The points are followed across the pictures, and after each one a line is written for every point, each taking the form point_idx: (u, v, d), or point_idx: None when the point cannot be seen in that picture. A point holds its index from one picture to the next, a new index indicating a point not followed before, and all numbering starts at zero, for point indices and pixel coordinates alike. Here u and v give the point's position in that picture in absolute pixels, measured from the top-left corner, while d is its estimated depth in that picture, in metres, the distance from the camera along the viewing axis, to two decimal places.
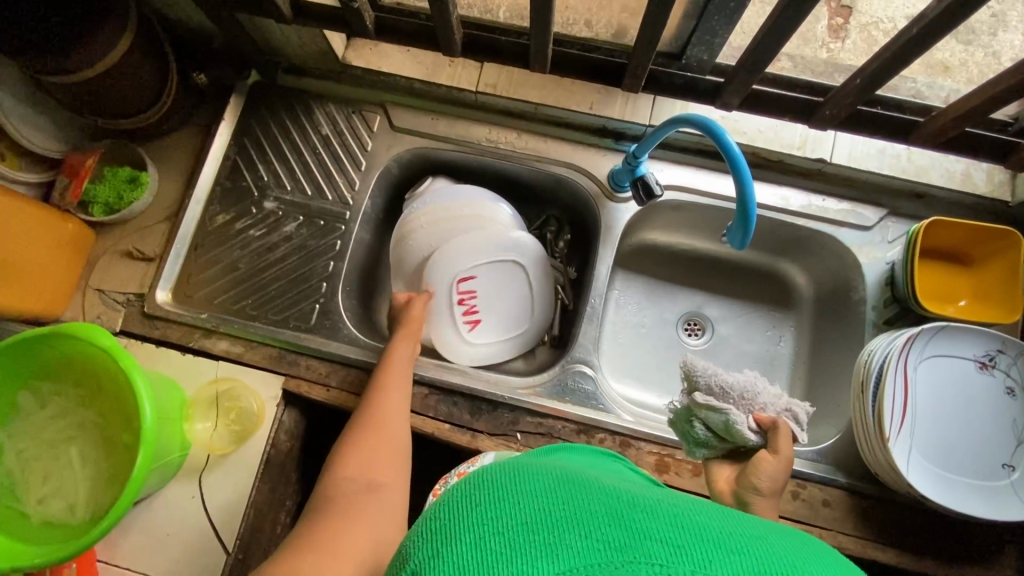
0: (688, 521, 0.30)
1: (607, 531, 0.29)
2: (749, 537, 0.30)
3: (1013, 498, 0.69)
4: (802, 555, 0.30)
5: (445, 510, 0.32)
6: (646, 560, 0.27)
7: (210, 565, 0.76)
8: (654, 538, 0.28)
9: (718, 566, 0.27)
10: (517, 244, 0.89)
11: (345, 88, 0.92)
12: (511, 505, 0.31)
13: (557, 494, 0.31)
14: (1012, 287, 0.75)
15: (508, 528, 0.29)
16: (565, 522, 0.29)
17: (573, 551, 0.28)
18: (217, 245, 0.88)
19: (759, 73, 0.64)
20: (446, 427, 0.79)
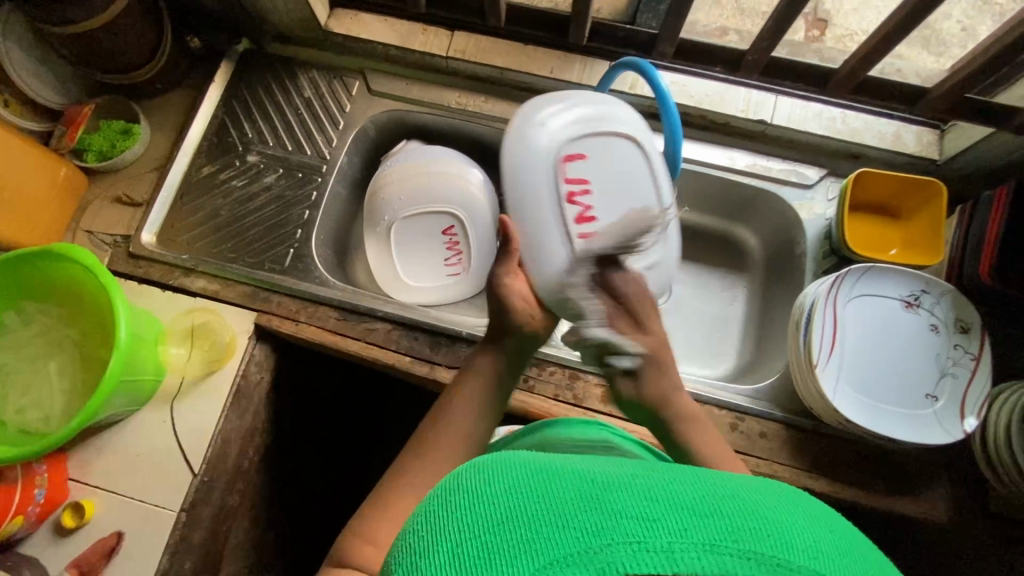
0: (660, 491, 0.32)
1: (584, 518, 0.31)
2: (719, 497, 0.32)
3: (935, 425, 0.73)
4: (773, 503, 0.33)
5: (436, 525, 0.34)
6: (625, 539, 0.30)
7: (177, 483, 0.80)
8: (630, 517, 0.31)
9: (694, 534, 0.30)
10: (478, 199, 0.96)
11: (328, 56, 0.99)
12: (495, 510, 0.33)
13: (536, 492, 0.33)
14: (935, 235, 0.79)
15: (491, 532, 0.32)
16: (545, 519, 0.31)
17: (557, 542, 0.30)
18: (202, 194, 0.94)
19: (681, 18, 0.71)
20: (406, 360, 0.84)
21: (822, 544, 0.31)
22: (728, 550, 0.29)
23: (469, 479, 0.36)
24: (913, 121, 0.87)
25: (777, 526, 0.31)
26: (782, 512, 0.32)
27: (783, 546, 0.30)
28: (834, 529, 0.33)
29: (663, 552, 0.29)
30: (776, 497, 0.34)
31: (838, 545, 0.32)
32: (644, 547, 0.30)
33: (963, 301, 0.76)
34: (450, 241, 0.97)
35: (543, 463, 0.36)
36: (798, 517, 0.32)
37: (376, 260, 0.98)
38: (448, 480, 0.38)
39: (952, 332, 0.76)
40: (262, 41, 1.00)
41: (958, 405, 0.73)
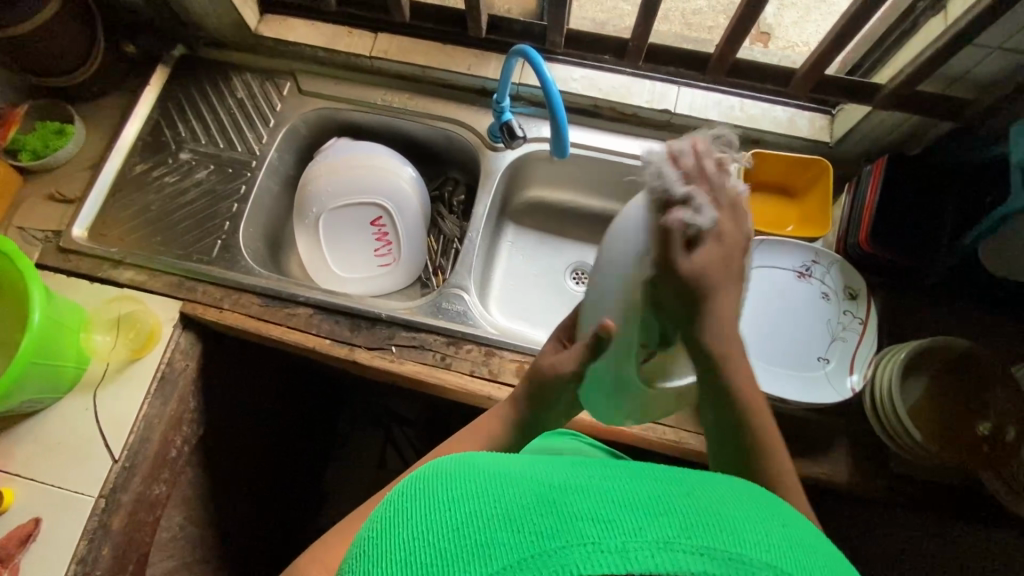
0: (614, 492, 0.32)
1: (540, 521, 0.30)
2: (675, 495, 0.32)
3: (826, 385, 0.76)
4: (733, 502, 0.33)
5: (386, 525, 0.34)
6: (580, 541, 0.29)
7: (96, 469, 0.81)
8: (584, 519, 0.30)
9: (647, 532, 0.29)
10: (405, 191, 0.99)
11: (261, 59, 1.04)
12: (455, 516, 0.32)
13: (493, 495, 0.32)
14: (824, 209, 0.84)
15: (442, 538, 0.31)
16: (499, 522, 0.31)
17: (509, 549, 0.29)
18: (135, 190, 0.97)
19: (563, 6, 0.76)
20: (326, 342, 0.86)
21: (775, 538, 0.31)
22: (682, 547, 0.29)
23: (429, 484, 0.35)
24: (806, 108, 0.93)
25: (730, 520, 0.31)
26: (736, 509, 0.32)
27: (738, 541, 0.30)
28: (792, 525, 0.33)
29: (617, 551, 0.29)
30: (735, 496, 0.34)
31: (794, 540, 0.32)
32: (600, 548, 0.29)
33: (849, 268, 0.80)
34: (379, 231, 1.00)
35: (509, 467, 0.36)
36: (755, 515, 0.32)
37: (308, 253, 1.01)
38: (404, 485, 0.37)
39: (841, 299, 0.80)
40: (198, 47, 1.05)
41: (847, 364, 0.77)
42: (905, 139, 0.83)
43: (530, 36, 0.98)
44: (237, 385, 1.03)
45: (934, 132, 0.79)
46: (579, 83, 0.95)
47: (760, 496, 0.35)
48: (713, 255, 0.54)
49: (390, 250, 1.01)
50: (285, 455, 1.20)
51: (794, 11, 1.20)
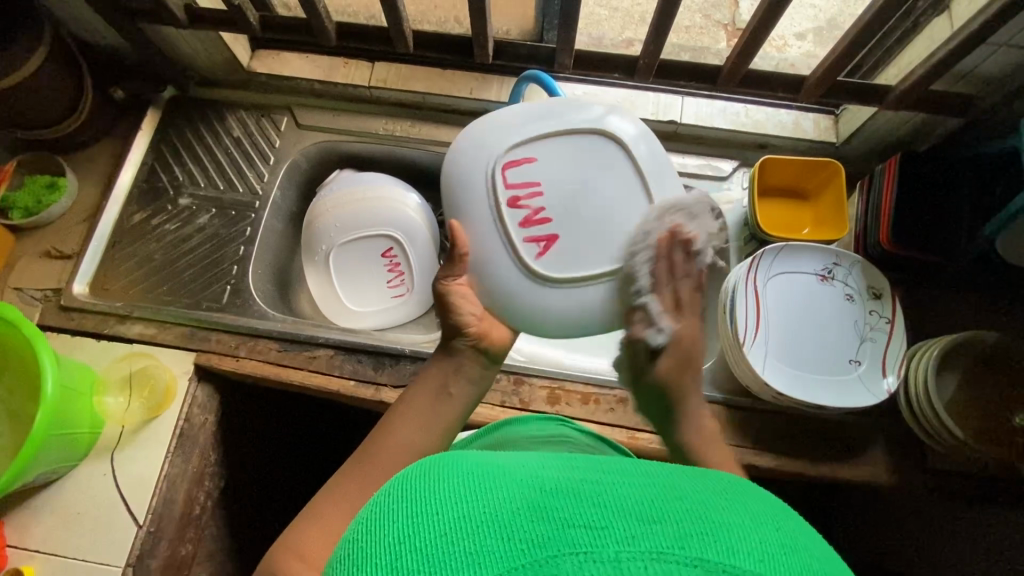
0: (608, 496, 0.29)
1: (529, 529, 0.28)
2: (668, 499, 0.29)
3: (860, 388, 0.76)
4: (725, 506, 0.30)
5: (374, 528, 0.31)
6: (569, 550, 0.26)
7: (120, 538, 0.77)
8: (574, 525, 0.27)
9: (640, 540, 0.26)
10: (414, 219, 0.98)
11: (255, 95, 1.02)
12: (441, 519, 0.29)
13: (480, 498, 0.30)
14: (840, 211, 0.85)
15: (433, 542, 0.28)
16: (485, 527, 0.28)
17: (497, 556, 0.27)
18: (135, 240, 0.94)
19: (571, 29, 0.74)
20: (351, 383, 0.84)
21: (774, 545, 0.28)
22: (675, 556, 0.26)
23: (416, 486, 0.33)
24: (810, 110, 0.93)
25: (725, 527, 0.28)
26: (733, 516, 0.29)
27: (733, 551, 0.27)
28: (796, 533, 0.31)
29: (609, 561, 0.26)
30: (734, 501, 0.31)
31: (799, 550, 0.29)
32: (590, 557, 0.26)
33: (871, 268, 0.80)
34: (390, 262, 0.99)
35: (494, 466, 0.33)
36: (753, 523, 0.29)
37: (318, 290, 0.99)
38: (393, 488, 0.34)
39: (866, 299, 0.80)
40: (188, 86, 1.02)
41: (880, 366, 0.77)
42: (911, 136, 0.84)
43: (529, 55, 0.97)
44: (255, 433, 1.00)
45: (943, 128, 0.80)
46: (583, 100, 0.95)
47: (763, 501, 0.32)
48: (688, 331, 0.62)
49: (402, 280, 0.99)
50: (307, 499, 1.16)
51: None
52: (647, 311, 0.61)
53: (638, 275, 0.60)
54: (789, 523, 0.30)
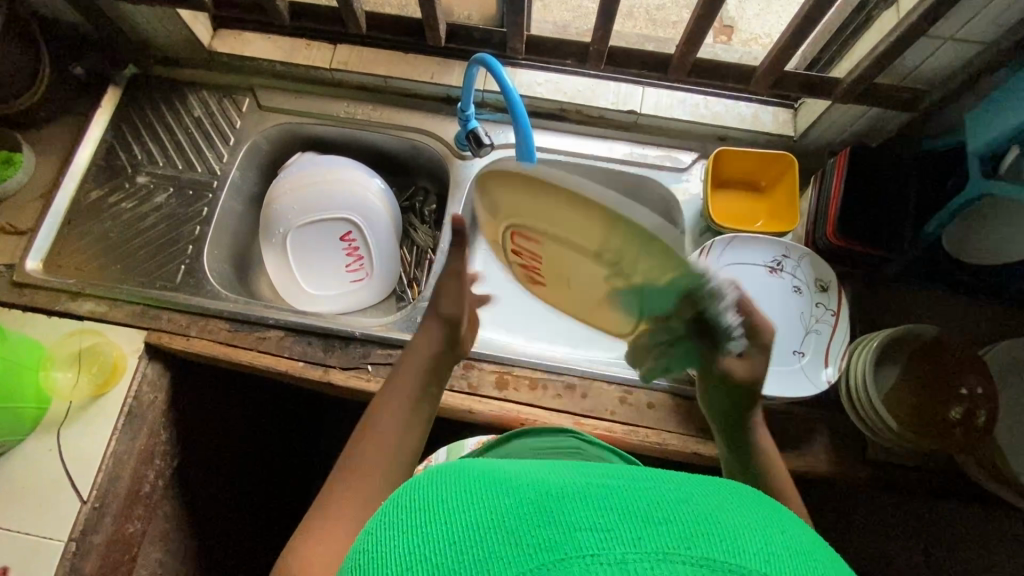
0: (612, 499, 0.29)
1: (538, 534, 0.28)
2: (672, 500, 0.30)
3: (802, 379, 0.77)
4: (726, 506, 0.30)
5: (375, 544, 0.32)
6: (578, 553, 0.26)
7: (63, 513, 0.77)
8: (584, 529, 0.27)
9: (647, 542, 0.27)
10: (374, 204, 0.98)
11: (217, 76, 1.01)
12: (451, 530, 0.29)
13: (490, 506, 0.30)
14: (792, 204, 0.85)
15: (438, 554, 0.28)
16: (498, 534, 0.28)
17: (509, 564, 0.27)
18: (90, 218, 0.94)
19: (522, 14, 0.74)
20: (299, 365, 0.84)
21: (777, 545, 0.29)
22: (682, 558, 0.26)
23: (427, 498, 0.33)
24: (769, 103, 0.93)
25: (727, 527, 0.28)
26: (735, 515, 0.30)
27: (737, 549, 0.27)
28: (798, 533, 0.31)
29: (616, 563, 0.26)
30: (735, 501, 0.32)
31: (799, 547, 0.29)
32: (599, 559, 0.26)
33: (819, 261, 0.81)
34: (349, 246, 0.98)
35: (509, 478, 0.33)
36: (757, 525, 0.29)
37: (277, 272, 0.98)
38: (401, 501, 0.34)
39: (813, 291, 0.81)
40: (149, 65, 1.01)
41: (822, 357, 0.78)
42: (866, 130, 0.84)
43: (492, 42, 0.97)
44: (210, 413, 1.00)
45: (894, 122, 0.80)
46: (544, 88, 0.95)
47: (765, 507, 0.32)
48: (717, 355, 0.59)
49: (361, 264, 0.99)
50: (268, 481, 1.17)
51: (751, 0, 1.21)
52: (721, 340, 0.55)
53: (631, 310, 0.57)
54: (793, 524, 0.31)
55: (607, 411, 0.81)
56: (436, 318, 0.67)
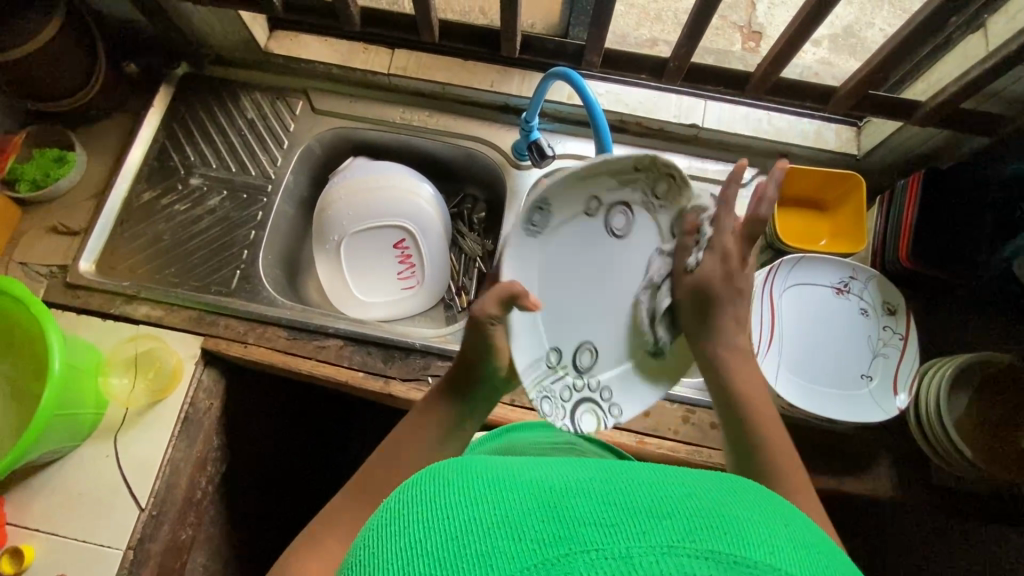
0: (618, 493, 0.28)
1: (538, 528, 0.26)
2: (676, 493, 0.28)
3: (870, 403, 0.76)
4: (734, 503, 0.29)
5: (376, 541, 0.30)
6: (581, 549, 0.25)
7: (121, 521, 0.77)
8: (588, 524, 0.26)
9: (652, 537, 0.25)
10: (429, 212, 0.97)
11: (271, 78, 1.00)
12: (448, 522, 0.28)
13: (488, 500, 0.29)
14: (859, 224, 0.84)
15: (434, 548, 0.27)
16: (496, 528, 0.27)
17: (507, 559, 0.26)
18: (143, 219, 0.93)
19: (602, 29, 0.73)
20: (359, 375, 0.83)
21: (787, 541, 0.27)
22: (688, 551, 0.25)
23: (425, 490, 0.32)
24: (833, 120, 0.92)
25: (736, 521, 0.27)
26: (744, 510, 0.28)
27: (746, 544, 0.26)
28: (806, 530, 0.30)
29: (620, 558, 0.25)
30: (742, 495, 0.30)
31: (810, 546, 0.28)
32: (602, 554, 0.25)
33: (888, 284, 0.80)
34: (402, 254, 0.97)
35: (504, 470, 0.32)
36: (768, 522, 0.28)
37: (328, 278, 0.97)
38: (401, 494, 0.33)
39: (880, 315, 0.80)
40: (203, 65, 1.00)
41: (891, 382, 0.77)
42: (936, 151, 0.83)
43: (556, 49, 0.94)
44: (258, 418, 0.99)
45: (968, 146, 0.79)
46: (605, 99, 0.94)
47: (763, 498, 0.31)
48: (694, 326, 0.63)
49: (413, 272, 0.98)
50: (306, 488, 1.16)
51: (787, 11, 1.19)
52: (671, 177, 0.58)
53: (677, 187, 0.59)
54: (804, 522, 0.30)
55: (669, 430, 0.81)
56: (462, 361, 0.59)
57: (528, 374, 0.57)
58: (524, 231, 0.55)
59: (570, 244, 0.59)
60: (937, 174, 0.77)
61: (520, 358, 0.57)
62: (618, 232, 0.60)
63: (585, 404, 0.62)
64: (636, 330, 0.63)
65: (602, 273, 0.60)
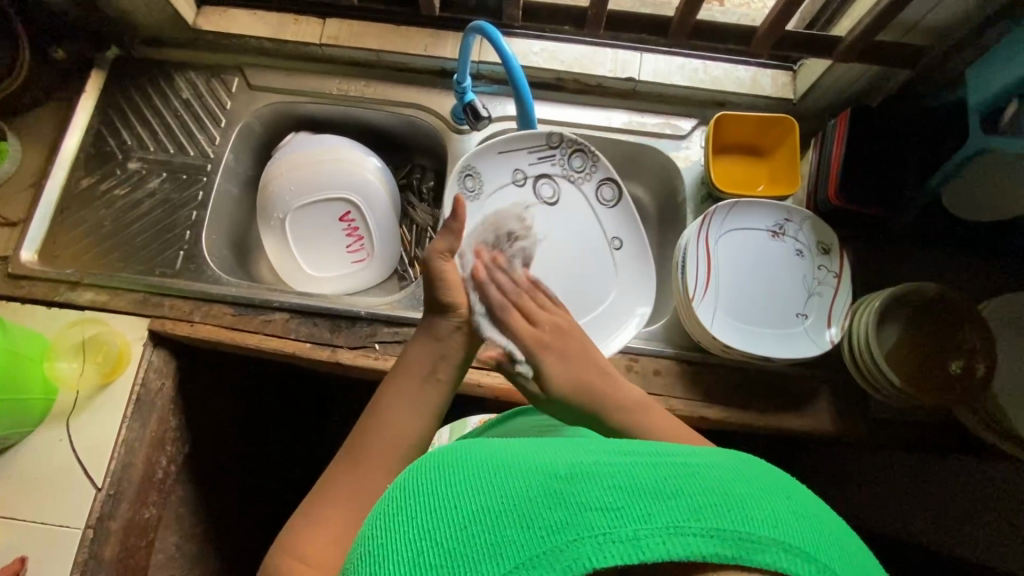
0: (619, 476, 0.32)
1: (549, 515, 0.31)
2: (679, 472, 0.32)
3: (806, 340, 0.78)
4: (737, 479, 0.33)
5: (390, 533, 0.34)
6: (590, 533, 0.30)
7: (78, 501, 0.78)
8: (595, 509, 0.30)
9: (656, 518, 0.30)
10: (373, 183, 0.97)
11: (205, 56, 0.99)
12: (464, 510, 0.32)
13: (503, 487, 0.33)
14: (794, 167, 0.85)
15: (452, 537, 0.31)
16: (510, 518, 0.31)
17: (523, 543, 0.30)
18: (84, 206, 0.92)
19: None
20: (307, 346, 0.83)
21: (782, 513, 0.32)
22: (692, 530, 0.29)
23: (432, 485, 0.35)
24: (769, 66, 0.92)
25: (738, 498, 0.32)
26: (744, 484, 0.33)
27: (748, 520, 0.30)
28: (800, 498, 0.34)
29: (627, 540, 0.29)
30: (742, 468, 0.34)
31: (803, 513, 0.33)
32: (610, 539, 0.29)
33: (821, 224, 0.81)
34: (349, 226, 0.97)
35: (514, 458, 0.35)
36: (766, 489, 0.33)
37: (276, 255, 0.97)
38: (412, 483, 0.37)
39: (815, 255, 0.81)
40: (134, 46, 0.99)
41: (825, 318, 0.79)
42: (866, 89, 0.84)
43: (486, 10, 0.94)
44: (219, 399, 1.00)
45: (895, 81, 0.80)
46: (540, 57, 0.93)
47: (765, 467, 0.36)
48: (560, 368, 0.63)
49: (362, 244, 0.98)
50: (279, 466, 1.18)
51: None
52: (572, 151, 0.89)
53: (575, 162, 0.90)
54: (799, 490, 0.34)
55: None
56: (433, 305, 0.65)
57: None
58: (465, 196, 0.84)
59: (504, 206, 0.87)
60: (864, 112, 0.78)
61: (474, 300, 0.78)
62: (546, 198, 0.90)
63: None
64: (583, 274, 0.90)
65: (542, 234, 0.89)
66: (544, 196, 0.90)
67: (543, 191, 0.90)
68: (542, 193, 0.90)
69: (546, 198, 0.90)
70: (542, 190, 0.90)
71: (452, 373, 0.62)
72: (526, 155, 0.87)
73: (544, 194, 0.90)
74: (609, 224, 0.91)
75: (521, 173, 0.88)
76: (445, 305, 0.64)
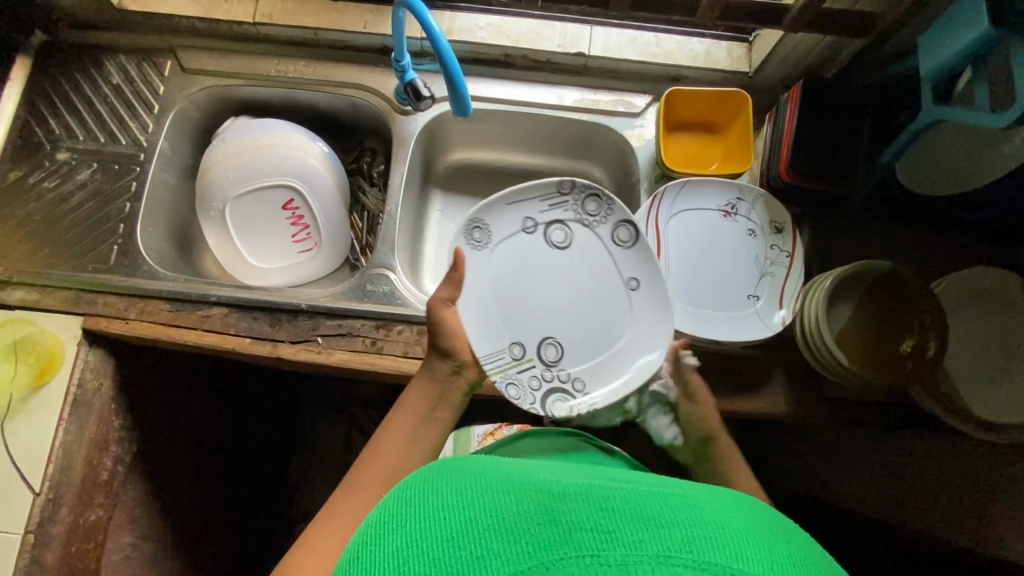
0: (612, 502, 0.31)
1: (540, 532, 0.29)
2: (675, 503, 0.31)
3: (757, 322, 0.77)
4: (735, 516, 0.31)
5: (373, 538, 0.32)
6: (577, 554, 0.28)
7: (16, 507, 0.76)
8: (586, 530, 0.29)
9: (647, 545, 0.28)
10: (319, 170, 0.93)
11: (135, 38, 0.94)
12: (453, 521, 0.30)
13: (500, 502, 0.31)
14: (746, 142, 0.82)
15: (438, 546, 0.29)
16: (499, 533, 0.29)
17: (511, 557, 0.28)
18: (11, 201, 0.88)
19: None
20: (246, 341, 0.81)
21: (784, 556, 0.29)
22: (683, 560, 0.27)
23: (431, 491, 0.34)
24: (723, 38, 0.89)
25: (734, 533, 0.29)
26: (743, 521, 0.31)
27: (743, 557, 0.28)
28: (799, 545, 0.32)
29: (615, 564, 0.27)
30: (742, 510, 0.33)
31: (804, 559, 0.30)
32: (598, 560, 0.27)
33: (774, 202, 0.79)
34: (293, 215, 0.94)
35: (515, 479, 0.34)
36: (765, 530, 0.31)
37: (219, 247, 0.94)
38: (408, 491, 0.35)
39: (768, 234, 0.79)
40: (59, 30, 0.94)
41: (777, 299, 0.77)
42: (821, 60, 0.81)
43: None
44: (171, 396, 0.97)
45: (850, 50, 0.77)
46: (486, 32, 0.89)
47: (763, 513, 0.34)
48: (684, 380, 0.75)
49: (309, 233, 0.94)
50: (241, 461, 1.16)
51: None
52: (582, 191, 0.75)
53: (590, 204, 0.75)
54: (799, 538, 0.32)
55: None
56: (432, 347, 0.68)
57: (492, 361, 0.71)
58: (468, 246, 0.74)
59: (511, 254, 0.75)
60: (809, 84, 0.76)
61: (480, 344, 0.70)
62: (558, 243, 0.76)
63: (554, 392, 0.72)
64: (599, 321, 0.75)
65: (550, 280, 0.75)
66: (556, 240, 0.76)
67: (555, 235, 0.76)
68: (554, 238, 0.76)
69: (558, 242, 0.76)
70: (553, 233, 0.76)
71: (449, 411, 0.67)
72: (537, 201, 0.76)
73: (557, 238, 0.76)
74: (627, 265, 0.75)
75: (529, 216, 0.76)
76: (446, 348, 0.67)
